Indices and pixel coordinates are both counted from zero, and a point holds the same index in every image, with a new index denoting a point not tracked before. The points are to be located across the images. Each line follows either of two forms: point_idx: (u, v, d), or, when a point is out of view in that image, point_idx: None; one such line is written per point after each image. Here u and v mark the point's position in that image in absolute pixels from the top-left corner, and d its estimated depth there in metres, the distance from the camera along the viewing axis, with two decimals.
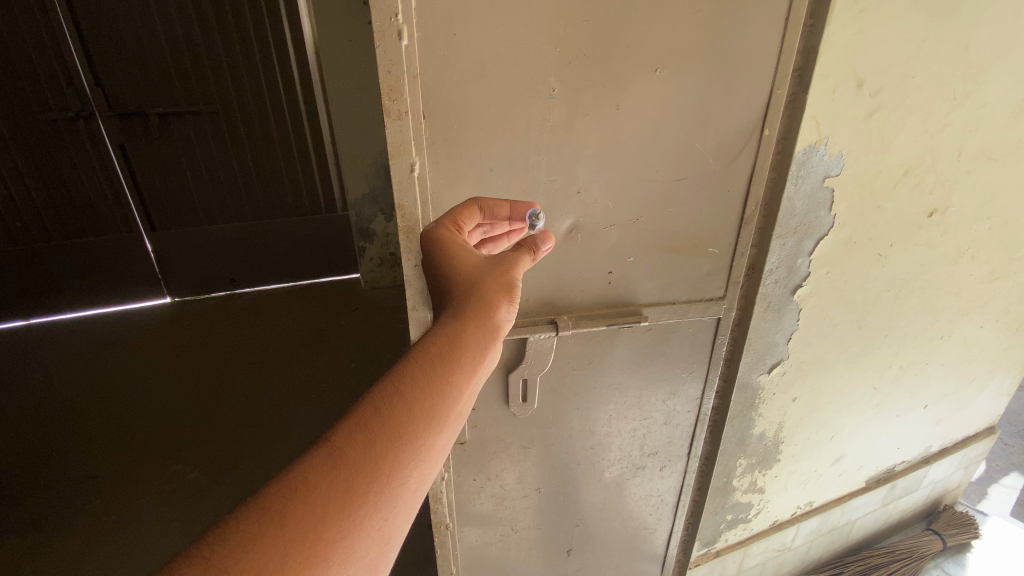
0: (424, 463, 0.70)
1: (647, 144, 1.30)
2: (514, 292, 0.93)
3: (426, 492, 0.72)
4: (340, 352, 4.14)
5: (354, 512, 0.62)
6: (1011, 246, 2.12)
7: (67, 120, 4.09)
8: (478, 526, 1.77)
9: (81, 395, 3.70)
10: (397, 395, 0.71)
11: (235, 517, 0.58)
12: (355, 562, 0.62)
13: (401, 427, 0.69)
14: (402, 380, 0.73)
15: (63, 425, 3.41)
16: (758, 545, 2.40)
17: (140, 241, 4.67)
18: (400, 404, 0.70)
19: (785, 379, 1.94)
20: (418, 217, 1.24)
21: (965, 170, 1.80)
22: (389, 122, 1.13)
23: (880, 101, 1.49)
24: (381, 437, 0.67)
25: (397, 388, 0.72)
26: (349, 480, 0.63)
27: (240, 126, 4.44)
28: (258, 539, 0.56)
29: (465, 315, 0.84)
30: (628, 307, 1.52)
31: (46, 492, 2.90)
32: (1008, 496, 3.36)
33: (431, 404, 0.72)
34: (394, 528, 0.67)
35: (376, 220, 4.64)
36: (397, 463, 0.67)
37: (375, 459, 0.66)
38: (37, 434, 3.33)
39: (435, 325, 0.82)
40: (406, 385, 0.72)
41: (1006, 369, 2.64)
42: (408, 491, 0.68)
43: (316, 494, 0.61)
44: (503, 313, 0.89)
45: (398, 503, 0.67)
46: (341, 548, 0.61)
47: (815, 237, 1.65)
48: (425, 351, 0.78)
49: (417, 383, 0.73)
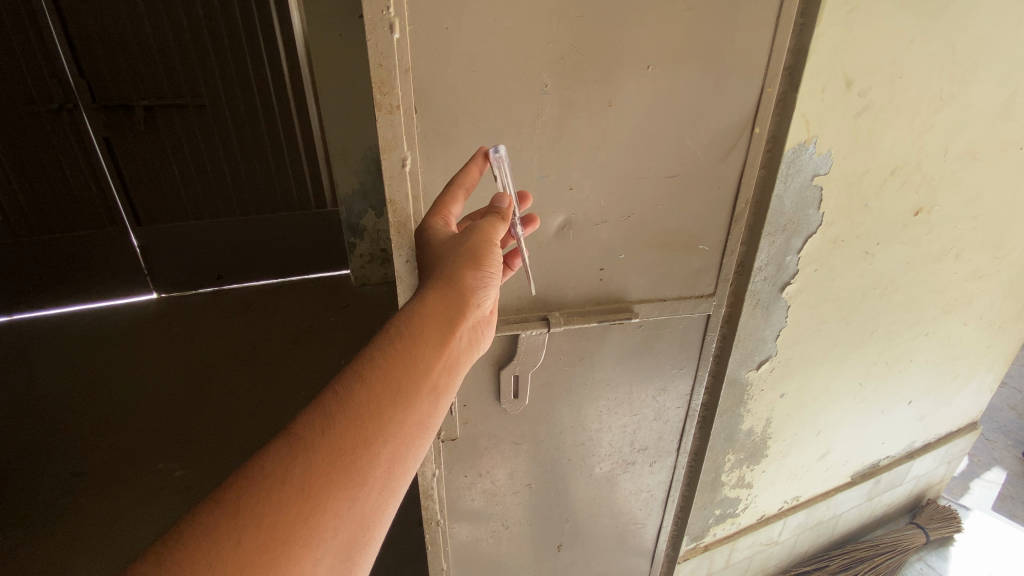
0: (389, 438, 0.77)
1: (640, 140, 1.30)
2: (470, 284, 1.00)
3: (395, 475, 0.78)
4: (331, 348, 4.12)
5: (316, 492, 0.68)
6: (994, 245, 2.16)
7: (51, 112, 4.02)
8: (469, 522, 1.77)
9: (67, 391, 3.66)
10: (355, 385, 0.78)
11: (200, 510, 0.64)
12: (321, 543, 0.68)
13: (359, 409, 0.76)
14: (361, 371, 0.80)
15: (47, 421, 3.37)
16: (746, 539, 2.43)
17: (125, 236, 4.59)
18: (359, 388, 0.78)
19: (774, 375, 1.96)
20: (409, 211, 1.23)
21: (950, 170, 1.82)
22: (381, 116, 1.11)
23: (868, 100, 1.50)
24: (338, 421, 0.74)
25: (355, 378, 0.79)
26: (312, 462, 0.70)
27: (229, 120, 4.39)
28: (218, 526, 0.62)
29: (421, 310, 0.92)
30: (620, 303, 1.52)
31: (32, 489, 2.86)
32: (989, 491, 3.44)
33: (389, 388, 0.80)
34: (365, 504, 0.73)
35: (367, 215, 4.59)
36: (359, 442, 0.74)
37: (335, 440, 0.72)
38: (21, 430, 3.29)
39: (393, 318, 0.90)
40: (364, 370, 0.80)
41: (988, 366, 2.69)
42: (370, 471, 0.74)
43: (279, 476, 0.67)
44: (461, 304, 0.96)
45: (360, 483, 0.73)
46: (304, 531, 0.66)
47: (804, 234, 1.66)
48: (382, 340, 0.85)
49: (373, 372, 0.80)
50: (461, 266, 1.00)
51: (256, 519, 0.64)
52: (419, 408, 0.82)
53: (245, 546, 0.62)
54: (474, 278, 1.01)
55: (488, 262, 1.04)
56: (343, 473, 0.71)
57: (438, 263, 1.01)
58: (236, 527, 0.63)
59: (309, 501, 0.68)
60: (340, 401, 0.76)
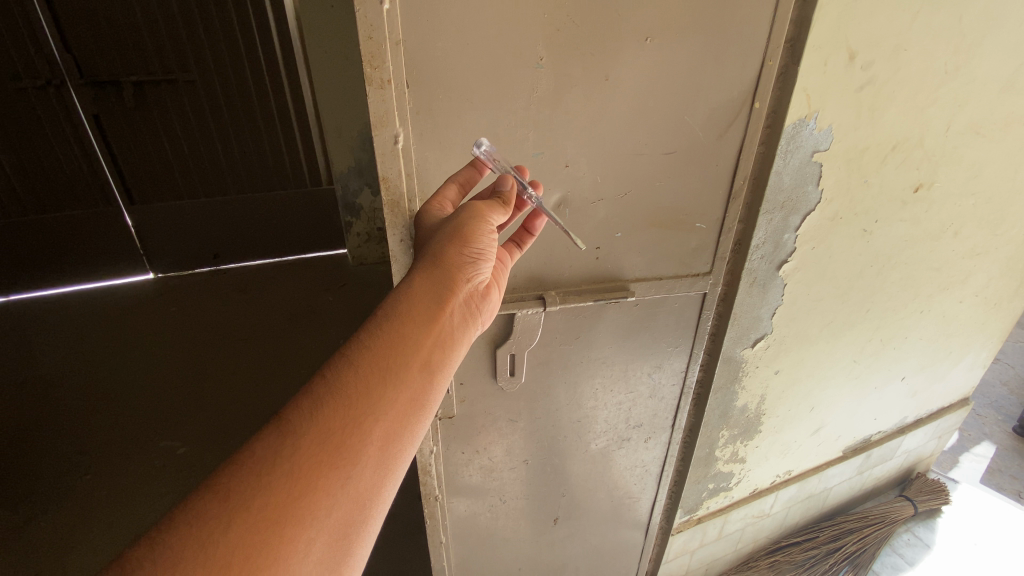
0: (380, 417, 0.79)
1: (636, 116, 1.27)
2: (458, 266, 1.01)
3: (390, 454, 0.79)
4: (329, 328, 4.14)
5: (308, 472, 0.70)
6: (994, 222, 2.15)
7: (38, 89, 3.93)
8: (467, 497, 1.80)
9: (68, 372, 3.66)
10: (343, 368, 0.80)
11: (193, 499, 0.65)
12: (316, 523, 0.69)
13: (347, 391, 0.78)
14: (348, 356, 0.82)
15: (48, 401, 3.38)
16: (738, 512, 2.48)
17: (118, 215, 4.54)
18: (347, 371, 0.80)
19: (769, 352, 1.97)
20: (402, 190, 1.21)
21: (952, 146, 1.80)
22: (372, 92, 1.09)
23: (871, 74, 1.47)
24: (328, 403, 0.76)
25: (343, 363, 0.81)
26: (302, 444, 0.71)
27: (219, 97, 4.30)
28: (211, 511, 0.63)
29: (408, 295, 0.94)
30: (616, 282, 1.52)
31: (34, 468, 2.90)
32: (978, 464, 3.51)
33: (376, 369, 0.82)
34: (359, 482, 0.75)
35: (363, 193, 4.54)
36: (348, 422, 0.76)
37: (326, 421, 0.74)
38: (24, 409, 3.31)
39: (380, 305, 0.92)
40: (352, 355, 0.82)
41: (983, 342, 2.71)
42: (362, 450, 0.76)
43: (270, 461, 0.69)
44: (448, 286, 0.99)
45: (352, 464, 0.74)
46: (299, 511, 0.68)
47: (802, 212, 1.65)
48: (368, 326, 0.87)
49: (360, 356, 0.82)
50: (452, 244, 1.01)
51: (248, 503, 0.65)
52: (408, 387, 0.84)
53: (236, 530, 0.63)
54: (462, 258, 1.02)
55: (480, 237, 1.05)
56: (335, 453, 0.73)
57: (426, 247, 1.03)
58: (226, 511, 0.64)
59: (302, 483, 0.69)
60: (329, 385, 0.78)
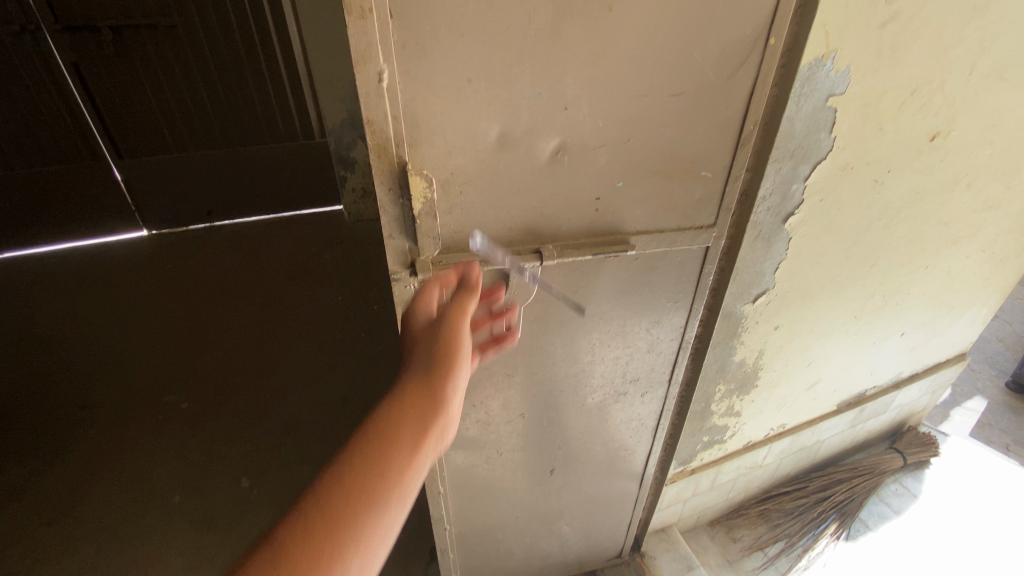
0: (395, 448, 0.97)
1: (641, 53, 1.18)
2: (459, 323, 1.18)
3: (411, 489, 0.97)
4: (327, 286, 4.11)
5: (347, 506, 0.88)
6: (1009, 173, 2.07)
7: (12, 34, 3.72)
8: (464, 450, 1.82)
9: (60, 332, 3.60)
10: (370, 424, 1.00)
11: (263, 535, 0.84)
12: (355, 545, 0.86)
13: (373, 443, 0.97)
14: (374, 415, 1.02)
15: (41, 360, 3.35)
16: (732, 463, 2.54)
17: (106, 170, 4.40)
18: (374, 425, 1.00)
19: (769, 308, 1.94)
20: (389, 134, 1.13)
21: (974, 90, 1.70)
22: (352, 22, 0.99)
23: (896, 8, 1.36)
24: (359, 454, 0.95)
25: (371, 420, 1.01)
26: (341, 487, 0.90)
27: (203, 44, 4.08)
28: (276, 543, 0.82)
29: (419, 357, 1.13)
30: (616, 236, 1.46)
31: (36, 429, 2.90)
32: (968, 418, 3.57)
33: (395, 420, 1.01)
34: (387, 511, 0.92)
35: (356, 147, 4.39)
36: (376, 466, 0.94)
37: (358, 468, 0.93)
38: (17, 369, 3.28)
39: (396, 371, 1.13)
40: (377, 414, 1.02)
41: (985, 299, 2.68)
42: (388, 485, 0.93)
43: (317, 504, 0.88)
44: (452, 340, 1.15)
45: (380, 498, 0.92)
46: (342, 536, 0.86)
47: (812, 162, 1.57)
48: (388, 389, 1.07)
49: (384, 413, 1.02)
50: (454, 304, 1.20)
51: (303, 532, 0.84)
52: (421, 428, 1.02)
53: (294, 554, 0.81)
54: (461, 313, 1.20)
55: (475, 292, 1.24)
56: (366, 490, 0.91)
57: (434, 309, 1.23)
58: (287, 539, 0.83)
59: (334, 518, 0.86)
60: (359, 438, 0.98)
